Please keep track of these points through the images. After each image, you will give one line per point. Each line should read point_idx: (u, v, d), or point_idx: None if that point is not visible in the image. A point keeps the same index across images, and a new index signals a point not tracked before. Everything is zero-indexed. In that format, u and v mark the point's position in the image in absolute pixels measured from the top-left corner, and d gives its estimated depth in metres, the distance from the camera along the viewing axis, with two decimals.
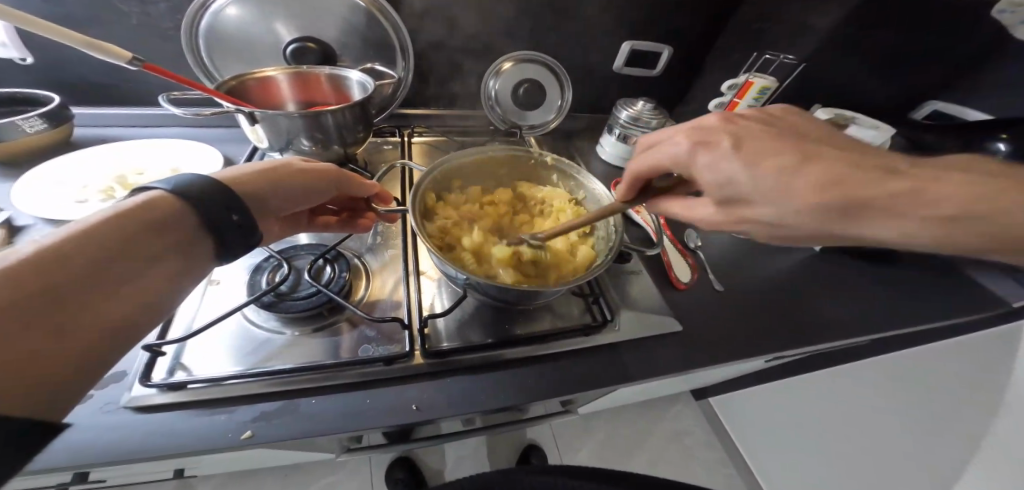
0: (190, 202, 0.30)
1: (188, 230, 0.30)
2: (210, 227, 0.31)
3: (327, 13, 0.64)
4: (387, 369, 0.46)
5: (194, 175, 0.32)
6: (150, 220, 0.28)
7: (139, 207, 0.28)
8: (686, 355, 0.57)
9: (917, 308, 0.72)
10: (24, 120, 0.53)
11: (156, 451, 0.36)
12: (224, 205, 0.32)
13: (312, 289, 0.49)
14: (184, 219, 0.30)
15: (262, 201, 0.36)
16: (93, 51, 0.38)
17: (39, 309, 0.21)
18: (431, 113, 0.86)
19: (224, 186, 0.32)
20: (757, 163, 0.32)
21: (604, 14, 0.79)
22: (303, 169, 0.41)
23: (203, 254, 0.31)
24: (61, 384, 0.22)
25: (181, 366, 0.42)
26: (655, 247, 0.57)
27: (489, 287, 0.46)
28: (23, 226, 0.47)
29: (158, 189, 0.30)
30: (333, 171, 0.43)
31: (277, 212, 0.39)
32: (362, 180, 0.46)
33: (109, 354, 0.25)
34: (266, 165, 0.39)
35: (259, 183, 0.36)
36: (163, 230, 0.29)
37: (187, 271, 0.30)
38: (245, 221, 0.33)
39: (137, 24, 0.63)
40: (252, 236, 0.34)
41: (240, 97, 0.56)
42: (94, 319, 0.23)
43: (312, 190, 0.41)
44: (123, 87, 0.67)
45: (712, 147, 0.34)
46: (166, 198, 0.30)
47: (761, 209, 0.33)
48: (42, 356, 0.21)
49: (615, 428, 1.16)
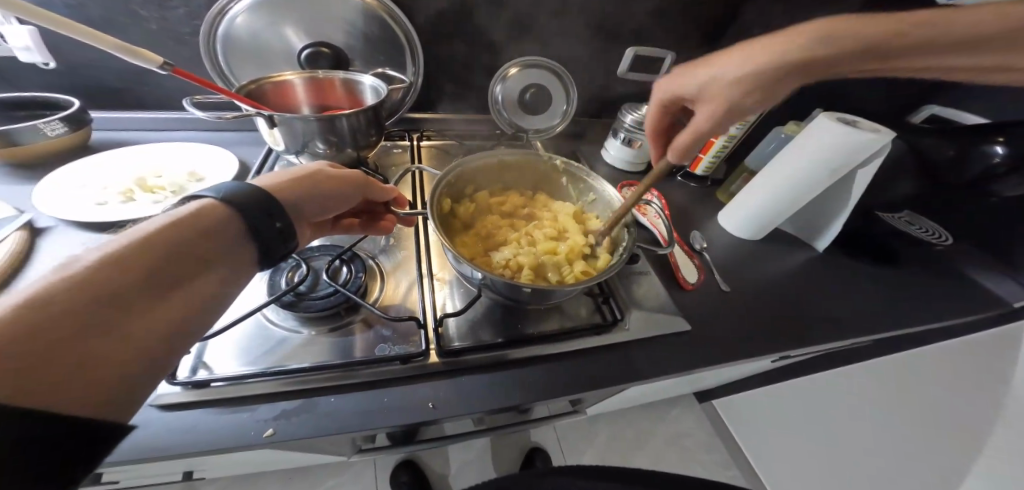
0: (235, 209, 0.31)
1: (235, 235, 0.31)
2: (252, 229, 0.32)
3: (341, 19, 0.65)
4: (404, 368, 0.46)
5: (235, 183, 0.33)
6: (201, 226, 0.29)
7: (188, 215, 0.29)
8: (694, 356, 0.57)
9: (917, 308, 0.73)
10: (44, 123, 0.54)
11: (180, 448, 0.36)
12: (264, 210, 0.32)
13: (330, 289, 0.50)
14: (231, 225, 0.31)
15: (298, 207, 0.37)
16: (125, 55, 0.39)
17: (99, 314, 0.22)
18: (439, 117, 0.87)
19: (264, 193, 0.33)
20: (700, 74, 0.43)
21: (609, 20, 0.81)
22: (331, 176, 0.41)
23: (248, 258, 0.32)
24: (122, 386, 0.22)
25: (203, 364, 0.42)
26: (664, 247, 0.58)
27: (503, 286, 0.47)
28: (44, 227, 0.48)
29: (206, 197, 0.31)
30: (360, 178, 0.44)
31: (309, 218, 0.40)
32: (382, 185, 0.47)
33: (167, 357, 0.25)
34: (295, 172, 0.39)
35: (292, 190, 0.37)
36: (212, 235, 0.29)
37: (236, 274, 0.31)
38: (285, 227, 0.33)
39: (155, 30, 0.64)
40: (289, 239, 0.34)
41: (257, 101, 0.57)
42: (148, 324, 0.24)
43: (340, 196, 0.42)
44: (139, 92, 0.68)
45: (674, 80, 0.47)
46: (213, 205, 0.31)
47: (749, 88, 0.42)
48: (90, 360, 0.21)
49: (619, 430, 1.17)
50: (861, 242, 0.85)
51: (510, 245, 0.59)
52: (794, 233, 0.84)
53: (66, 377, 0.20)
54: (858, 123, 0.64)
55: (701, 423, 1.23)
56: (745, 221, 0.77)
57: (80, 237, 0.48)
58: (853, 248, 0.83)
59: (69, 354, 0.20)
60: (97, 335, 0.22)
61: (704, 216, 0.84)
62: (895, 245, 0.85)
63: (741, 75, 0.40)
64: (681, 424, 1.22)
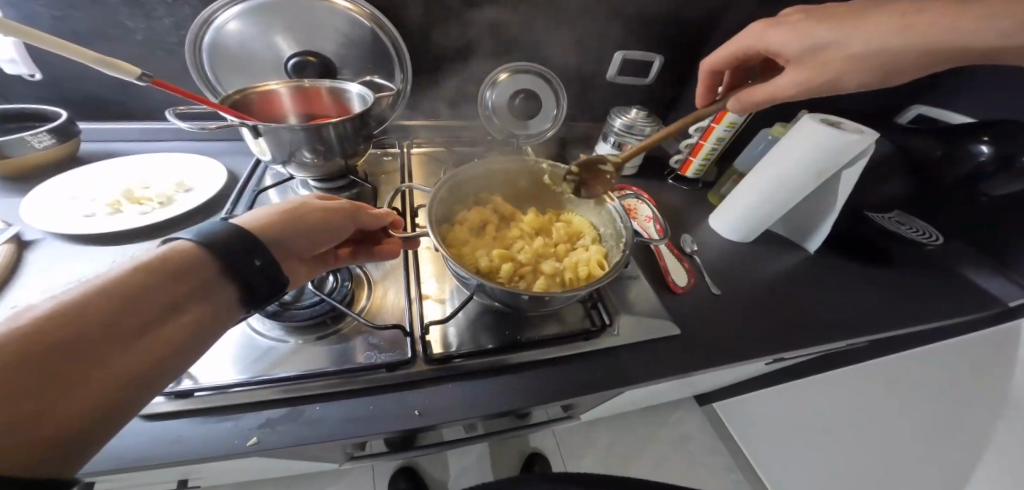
0: (215, 251, 0.29)
1: (211, 277, 0.29)
2: (230, 270, 0.30)
3: (328, 28, 0.66)
4: (390, 376, 0.46)
5: (215, 221, 0.31)
6: (173, 269, 0.27)
7: (156, 257, 0.27)
8: (685, 360, 0.57)
9: (911, 308, 0.73)
10: (32, 136, 0.54)
11: (162, 458, 0.36)
12: (244, 248, 0.30)
13: (316, 297, 0.50)
14: (208, 266, 0.29)
15: (282, 245, 0.36)
16: (105, 68, 0.39)
17: (49, 370, 0.20)
18: (429, 124, 0.87)
19: (244, 232, 0.31)
20: (825, 19, 0.44)
21: (596, 25, 0.81)
22: (320, 208, 0.40)
23: (227, 300, 0.30)
24: (65, 449, 0.20)
25: (187, 374, 0.42)
26: (658, 240, 0.60)
27: (500, 293, 0.47)
28: (31, 240, 0.49)
29: (181, 239, 0.29)
30: (349, 208, 0.43)
31: (298, 253, 0.38)
32: (373, 210, 0.46)
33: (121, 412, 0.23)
34: (283, 208, 0.38)
35: (281, 226, 0.36)
36: (185, 278, 0.28)
37: (215, 316, 0.29)
38: (267, 263, 0.31)
39: (142, 40, 0.64)
40: (277, 276, 0.32)
41: (243, 111, 0.58)
42: (103, 378, 0.22)
43: (330, 227, 0.40)
44: (128, 102, 0.69)
45: (782, 23, 0.47)
46: (186, 247, 0.29)
47: (842, 48, 0.43)
48: (44, 417, 0.19)
49: (617, 433, 1.16)
50: (853, 242, 0.85)
51: (518, 251, 0.59)
52: (786, 234, 0.84)
53: (19, 439, 0.18)
54: (842, 123, 0.64)
55: (701, 426, 1.23)
56: (752, 225, 0.76)
57: (67, 249, 0.49)
58: (846, 249, 0.83)
59: (13, 416, 0.18)
60: (46, 392, 0.20)
61: (695, 219, 0.84)
62: (888, 246, 0.85)
63: (899, 31, 0.40)
64: (681, 428, 1.21)
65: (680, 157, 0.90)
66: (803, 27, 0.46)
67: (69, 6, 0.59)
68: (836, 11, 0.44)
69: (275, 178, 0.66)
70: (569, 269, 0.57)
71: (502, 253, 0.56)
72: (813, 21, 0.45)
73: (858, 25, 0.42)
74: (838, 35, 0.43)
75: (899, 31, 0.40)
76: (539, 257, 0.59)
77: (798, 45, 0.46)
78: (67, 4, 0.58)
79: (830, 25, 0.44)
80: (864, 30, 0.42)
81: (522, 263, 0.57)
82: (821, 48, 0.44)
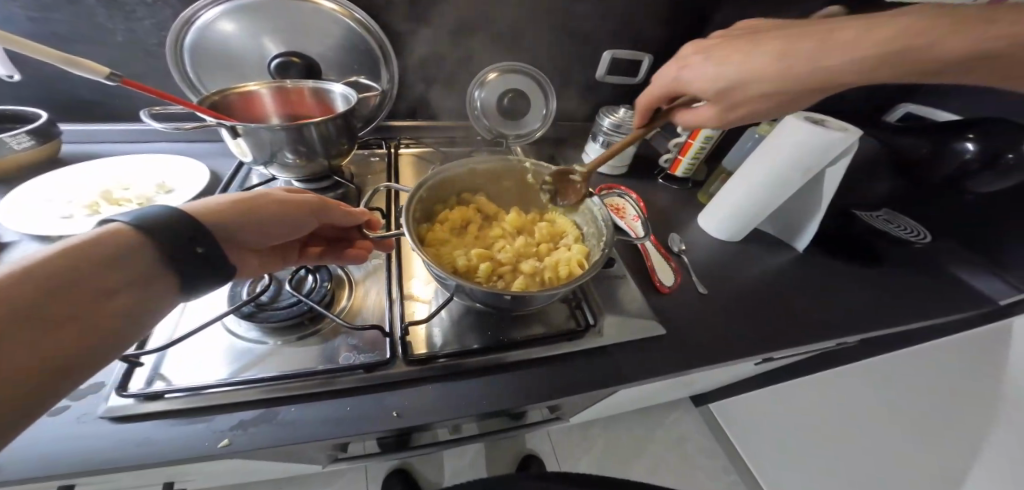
0: (156, 237, 0.29)
1: (148, 263, 0.29)
2: (169, 256, 0.30)
3: (311, 28, 0.66)
4: (367, 376, 0.46)
5: (160, 207, 0.31)
6: (109, 252, 0.27)
7: (90, 240, 0.27)
8: (669, 359, 0.57)
9: (899, 307, 0.72)
10: (11, 137, 0.54)
11: (129, 461, 0.36)
12: (187, 236, 0.30)
13: (293, 298, 0.50)
14: (144, 253, 0.29)
15: (232, 233, 0.36)
16: (70, 67, 0.39)
17: None
18: (417, 124, 0.87)
19: (192, 219, 0.31)
20: (725, 58, 0.42)
21: (581, 24, 0.81)
22: (281, 199, 0.40)
23: (162, 288, 0.30)
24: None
25: (160, 376, 0.42)
26: (640, 237, 0.59)
27: (480, 294, 0.47)
28: (8, 241, 0.48)
29: (118, 222, 0.29)
30: (314, 202, 0.43)
31: (249, 243, 0.39)
32: (343, 207, 0.46)
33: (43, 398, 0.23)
34: (241, 196, 0.38)
35: (235, 214, 0.36)
36: (119, 263, 0.28)
37: (148, 304, 0.29)
38: (211, 252, 0.32)
39: (123, 41, 0.64)
40: (219, 265, 0.32)
41: (223, 111, 0.57)
42: (30, 359, 0.22)
43: (290, 220, 0.40)
44: (111, 104, 0.68)
45: (688, 64, 0.45)
46: (123, 231, 0.29)
47: (747, 89, 0.43)
48: None
49: (611, 435, 1.16)
50: (844, 241, 0.84)
51: (499, 251, 0.59)
52: (775, 233, 0.83)
53: None
54: (826, 121, 0.64)
55: (696, 427, 1.22)
56: (738, 225, 0.76)
57: (42, 250, 0.49)
58: (836, 248, 0.83)
59: None
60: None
61: (683, 218, 0.84)
62: (879, 245, 0.85)
63: (802, 71, 0.40)
64: (676, 429, 1.21)
65: (669, 156, 0.89)
66: (737, 55, 0.42)
67: (47, 8, 0.59)
68: (731, 45, 0.42)
69: (259, 179, 0.66)
70: (548, 268, 0.56)
71: (481, 253, 0.56)
72: (710, 61, 0.43)
73: (756, 68, 0.41)
74: (813, 54, 0.39)
75: (800, 72, 0.40)
76: (520, 257, 0.59)
77: (745, 73, 0.41)
78: (45, 6, 0.59)
79: (734, 63, 0.42)
80: (817, 42, 0.39)
81: (501, 263, 0.57)
82: (728, 90, 0.43)
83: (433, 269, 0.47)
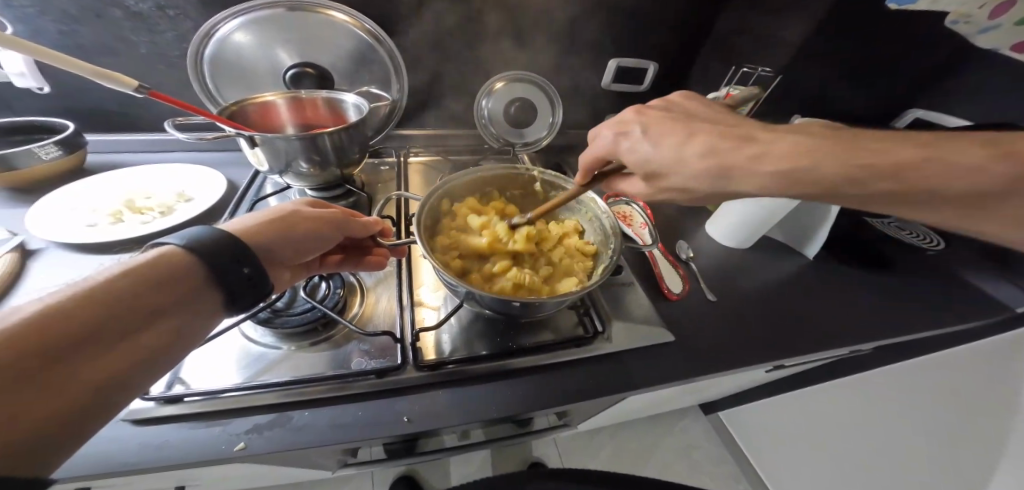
0: (201, 258, 0.30)
1: (196, 285, 0.30)
2: (218, 279, 0.31)
3: (325, 40, 0.68)
4: (380, 382, 0.46)
5: (204, 228, 0.32)
6: (159, 275, 0.28)
7: (146, 263, 0.28)
8: (678, 366, 0.57)
9: (913, 315, 0.71)
10: (39, 147, 0.56)
11: (149, 462, 0.37)
12: (232, 257, 0.31)
13: (308, 304, 0.51)
14: (194, 274, 0.30)
15: (267, 252, 0.37)
16: (99, 79, 0.41)
17: (28, 373, 0.21)
18: (426, 133, 0.89)
19: (232, 239, 0.32)
20: (659, 139, 0.41)
21: (588, 32, 0.82)
22: (309, 216, 0.41)
23: (211, 308, 0.31)
24: (52, 440, 0.21)
25: (180, 380, 0.43)
26: (648, 244, 0.59)
27: (491, 300, 0.47)
28: (35, 249, 0.51)
29: (169, 244, 0.30)
30: (336, 216, 0.44)
31: (285, 261, 0.39)
32: (363, 219, 0.47)
33: (83, 415, 0.23)
34: (273, 215, 0.39)
35: (265, 233, 0.37)
36: (173, 285, 0.29)
37: (196, 324, 0.30)
38: (255, 273, 0.32)
39: (145, 53, 0.67)
40: (261, 286, 0.33)
41: (240, 121, 0.59)
42: (83, 382, 0.23)
43: (319, 237, 0.41)
44: (133, 114, 0.71)
45: (627, 135, 0.43)
46: (175, 253, 0.30)
47: (675, 177, 0.41)
48: (18, 416, 0.20)
49: (618, 443, 1.14)
50: (854, 248, 0.84)
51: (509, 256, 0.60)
52: (785, 240, 0.83)
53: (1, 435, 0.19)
54: None
55: (705, 435, 1.20)
56: (742, 232, 0.77)
57: (69, 257, 0.51)
58: (847, 254, 0.82)
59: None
60: (9, 397, 0.19)
61: (689, 226, 0.84)
62: (888, 250, 0.85)
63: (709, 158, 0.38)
64: (685, 436, 1.19)
65: None
66: (669, 138, 0.41)
67: (74, 20, 0.61)
68: (667, 125, 0.41)
69: (274, 187, 0.68)
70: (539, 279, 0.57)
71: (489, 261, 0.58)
72: (614, 131, 0.45)
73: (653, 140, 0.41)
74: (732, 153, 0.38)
75: (674, 156, 0.40)
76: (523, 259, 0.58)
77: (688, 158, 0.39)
78: (71, 18, 0.61)
79: (653, 144, 0.41)
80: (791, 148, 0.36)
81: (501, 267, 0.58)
82: (659, 173, 0.42)
83: (443, 277, 0.47)
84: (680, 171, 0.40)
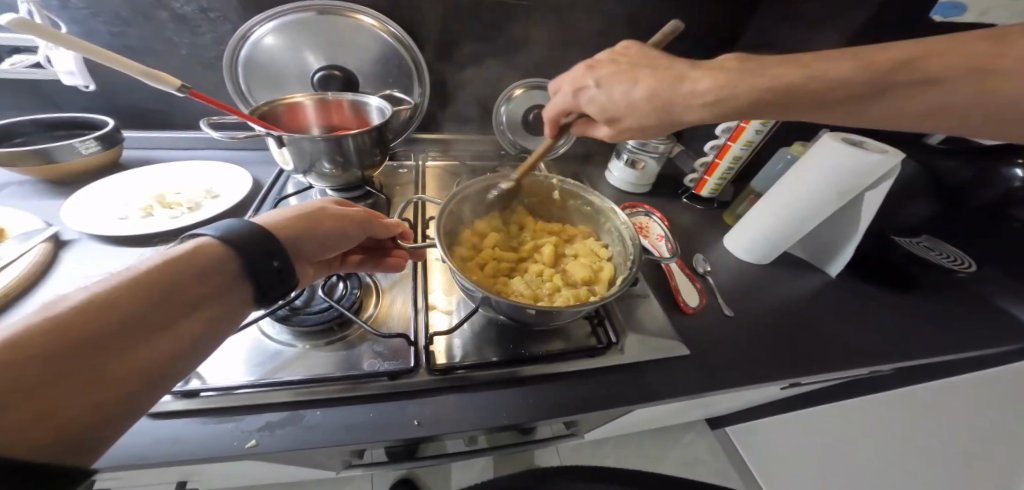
0: (235, 250, 0.31)
1: (229, 277, 0.30)
2: (251, 271, 0.31)
3: (354, 44, 0.69)
4: (393, 383, 0.46)
5: (239, 221, 0.33)
6: (195, 266, 0.29)
7: (184, 254, 0.29)
8: (693, 380, 0.55)
9: (942, 338, 0.69)
10: (80, 142, 0.59)
11: (164, 456, 0.37)
12: (264, 251, 0.32)
13: (325, 304, 0.51)
14: (228, 266, 0.31)
15: (295, 246, 0.37)
16: (145, 78, 0.42)
17: (69, 360, 0.21)
18: (445, 137, 0.90)
19: (264, 232, 0.33)
20: (625, 81, 0.45)
21: (614, 42, 0.83)
22: (335, 213, 0.42)
23: (242, 300, 0.31)
24: (91, 426, 0.22)
25: (196, 374, 0.44)
26: (668, 256, 0.57)
27: (507, 306, 0.47)
28: (69, 240, 0.53)
29: (206, 235, 0.31)
30: (361, 215, 0.44)
31: (310, 256, 0.40)
32: (387, 220, 0.47)
33: (126, 402, 0.23)
34: (301, 210, 0.40)
35: (293, 228, 0.37)
36: (207, 275, 0.29)
37: (228, 316, 0.30)
38: (284, 266, 0.33)
39: (185, 54, 0.69)
40: (290, 279, 0.33)
41: (270, 121, 0.61)
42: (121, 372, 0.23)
43: (343, 234, 0.42)
44: (167, 112, 0.73)
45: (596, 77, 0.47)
46: (210, 244, 0.30)
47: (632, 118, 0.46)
48: (58, 405, 0.20)
49: (623, 457, 1.12)
50: (879, 267, 0.81)
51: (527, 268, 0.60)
52: (805, 257, 0.81)
53: (41, 422, 0.19)
54: (864, 143, 0.62)
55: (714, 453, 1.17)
56: (765, 247, 0.75)
57: (99, 249, 0.52)
58: (871, 273, 0.80)
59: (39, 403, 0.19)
60: (46, 383, 0.20)
61: (707, 239, 0.83)
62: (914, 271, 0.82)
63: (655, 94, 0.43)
64: (693, 454, 1.16)
65: (695, 177, 0.89)
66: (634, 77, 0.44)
67: (122, 22, 0.64)
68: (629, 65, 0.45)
69: (296, 187, 0.69)
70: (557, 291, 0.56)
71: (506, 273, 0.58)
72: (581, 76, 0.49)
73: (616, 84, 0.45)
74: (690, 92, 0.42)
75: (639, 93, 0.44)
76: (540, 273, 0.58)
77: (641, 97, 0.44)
78: (121, 20, 0.64)
79: (620, 85, 0.45)
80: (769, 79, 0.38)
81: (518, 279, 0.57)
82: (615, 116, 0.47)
83: (460, 281, 0.47)
84: (643, 111, 0.44)
